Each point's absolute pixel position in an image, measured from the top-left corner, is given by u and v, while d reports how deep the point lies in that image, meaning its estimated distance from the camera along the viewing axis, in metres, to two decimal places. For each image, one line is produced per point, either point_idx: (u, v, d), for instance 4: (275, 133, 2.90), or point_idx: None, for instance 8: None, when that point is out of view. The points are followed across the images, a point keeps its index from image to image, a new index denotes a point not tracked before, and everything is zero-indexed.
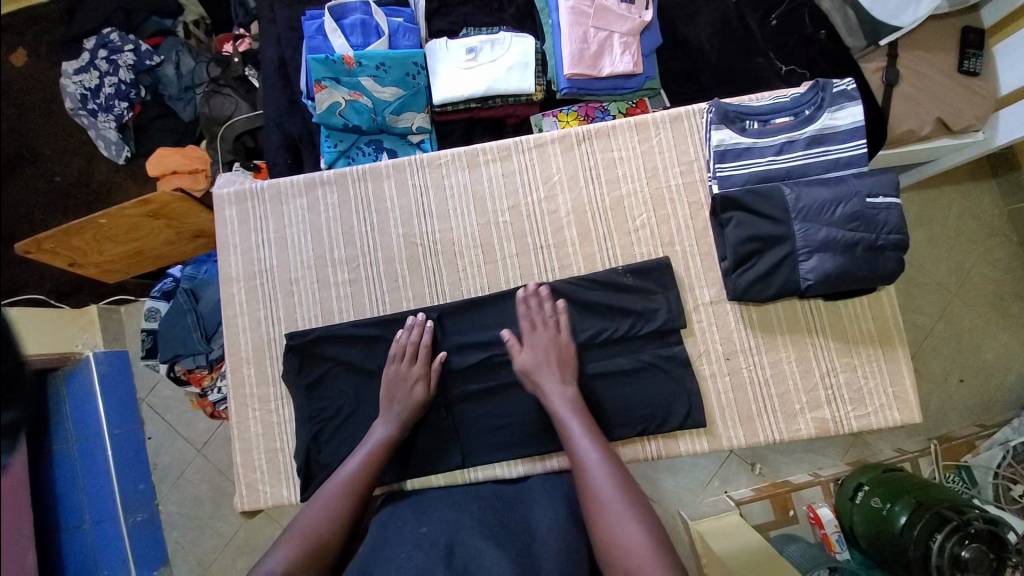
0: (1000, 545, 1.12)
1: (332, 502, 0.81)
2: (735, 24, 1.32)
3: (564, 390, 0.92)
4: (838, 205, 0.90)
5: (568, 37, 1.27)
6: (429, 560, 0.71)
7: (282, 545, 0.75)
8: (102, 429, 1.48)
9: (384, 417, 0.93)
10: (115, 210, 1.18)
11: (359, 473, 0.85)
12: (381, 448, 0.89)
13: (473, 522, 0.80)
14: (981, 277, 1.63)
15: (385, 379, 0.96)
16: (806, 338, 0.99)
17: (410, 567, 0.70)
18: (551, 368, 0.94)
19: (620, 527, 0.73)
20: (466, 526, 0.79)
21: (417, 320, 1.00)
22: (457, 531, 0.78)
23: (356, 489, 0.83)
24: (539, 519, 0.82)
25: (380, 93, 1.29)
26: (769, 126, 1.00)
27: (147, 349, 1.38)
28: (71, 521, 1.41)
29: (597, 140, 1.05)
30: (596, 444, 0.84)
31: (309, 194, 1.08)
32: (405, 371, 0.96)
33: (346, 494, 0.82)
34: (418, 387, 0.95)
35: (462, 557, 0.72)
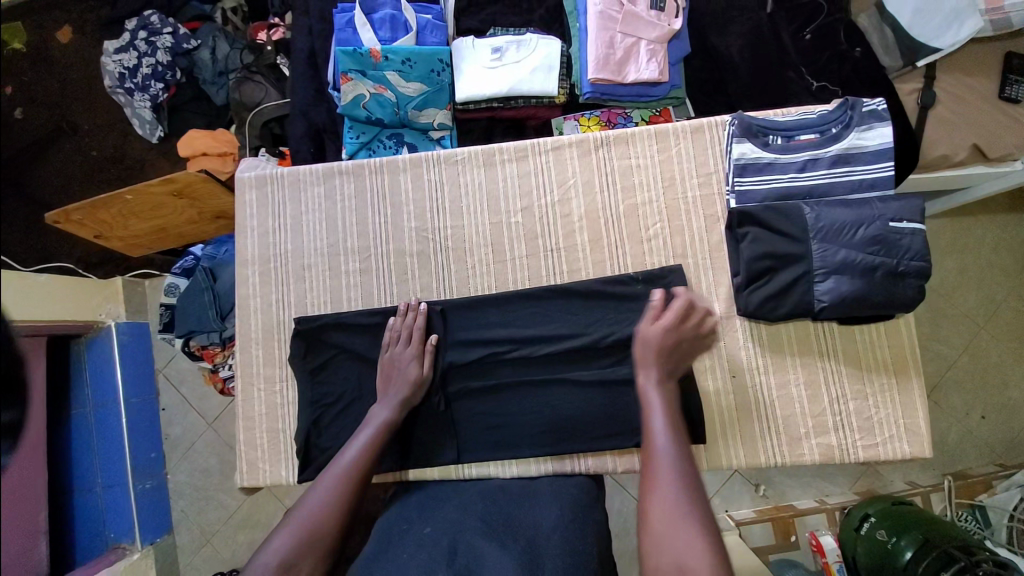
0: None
1: (331, 489, 0.79)
2: (767, 37, 1.30)
3: (662, 379, 0.81)
4: (859, 227, 0.88)
5: (594, 42, 1.26)
6: (432, 560, 0.71)
7: (281, 535, 0.74)
8: (117, 397, 1.52)
9: (382, 405, 0.93)
10: (142, 188, 1.22)
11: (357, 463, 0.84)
12: (379, 433, 0.89)
13: (477, 522, 0.80)
14: (1011, 311, 1.56)
15: (382, 362, 0.98)
16: (816, 361, 0.96)
17: (412, 567, 0.71)
18: (656, 357, 0.82)
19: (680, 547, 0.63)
20: (471, 526, 0.79)
21: (411, 305, 1.02)
22: (462, 533, 0.78)
23: (350, 479, 0.82)
24: (544, 519, 0.82)
25: (404, 88, 1.30)
26: (793, 142, 0.97)
27: (164, 323, 1.42)
28: (84, 484, 1.48)
29: (615, 145, 1.04)
30: (676, 456, 0.71)
31: (327, 183, 1.10)
32: (402, 352, 0.98)
33: (341, 484, 0.81)
34: (412, 369, 0.96)
35: (464, 557, 0.72)
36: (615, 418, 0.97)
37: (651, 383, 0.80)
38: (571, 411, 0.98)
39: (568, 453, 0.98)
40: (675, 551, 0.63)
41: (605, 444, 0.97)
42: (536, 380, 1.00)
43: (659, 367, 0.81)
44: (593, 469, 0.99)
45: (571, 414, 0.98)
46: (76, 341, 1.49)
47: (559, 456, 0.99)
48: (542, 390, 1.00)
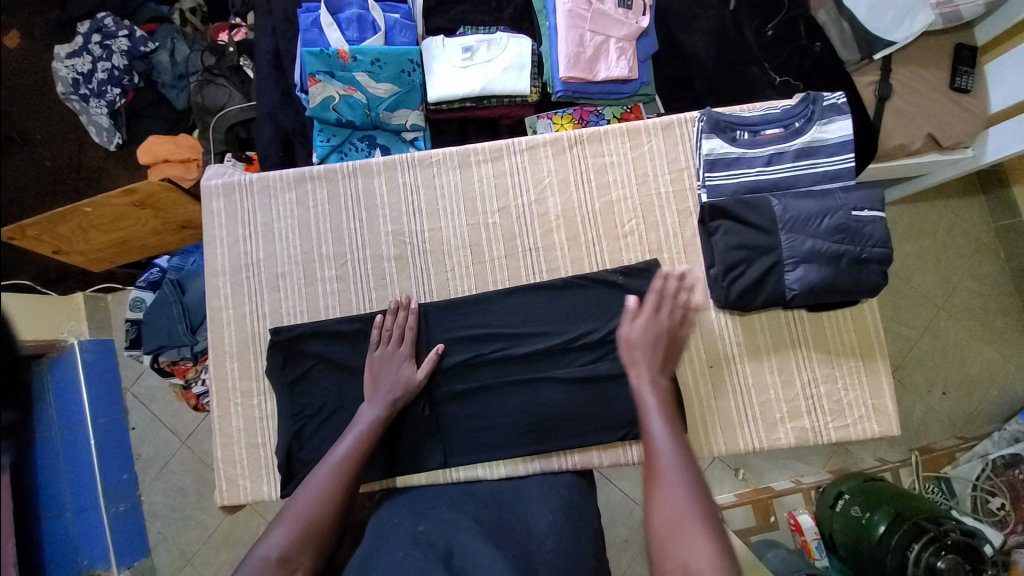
0: (976, 556, 1.14)
1: (323, 485, 0.79)
2: (731, 33, 1.33)
3: (657, 380, 0.80)
4: (824, 217, 0.91)
5: (564, 40, 1.26)
6: (427, 560, 0.70)
7: (278, 530, 0.73)
8: (84, 418, 1.46)
9: (369, 402, 0.92)
10: (100, 200, 1.17)
11: (349, 460, 0.83)
12: (369, 430, 0.88)
13: (471, 523, 0.79)
14: (966, 290, 1.65)
15: (370, 362, 0.97)
16: (789, 348, 0.99)
17: (408, 566, 0.69)
18: (650, 355, 0.82)
19: (687, 553, 0.60)
20: (463, 526, 0.79)
21: (401, 302, 1.01)
22: (455, 534, 0.77)
23: (343, 474, 0.81)
24: (538, 520, 0.82)
25: (375, 89, 1.28)
26: (759, 137, 1.00)
27: (131, 339, 1.36)
28: (53, 508, 1.40)
29: (589, 144, 1.05)
30: (678, 451, 0.70)
31: (298, 188, 1.08)
32: (393, 351, 0.97)
33: (334, 482, 0.80)
34: (405, 371, 0.96)
35: (460, 558, 0.71)
36: (599, 414, 0.98)
37: (644, 384, 0.79)
38: (554, 409, 0.99)
39: (553, 450, 0.99)
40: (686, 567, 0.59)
41: (589, 439, 0.98)
42: (520, 380, 1.00)
43: (655, 370, 0.81)
44: (579, 465, 1.00)
45: (555, 412, 0.99)
46: (37, 362, 1.42)
47: (545, 454, 0.99)
48: (525, 389, 1.00)
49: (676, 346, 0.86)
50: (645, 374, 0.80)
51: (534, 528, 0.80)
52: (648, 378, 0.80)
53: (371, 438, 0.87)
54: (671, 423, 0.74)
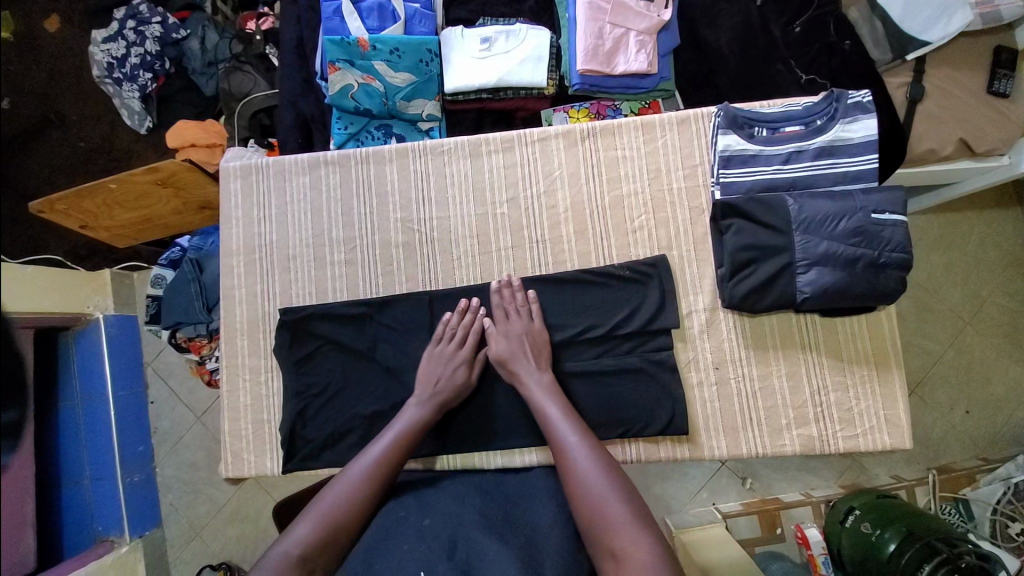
0: None
1: (354, 485, 0.81)
2: (757, 29, 1.30)
3: (542, 378, 0.92)
4: (841, 219, 0.88)
5: (582, 33, 1.25)
6: (431, 554, 0.72)
7: (303, 525, 0.76)
8: (107, 391, 1.51)
9: (419, 396, 0.94)
10: (126, 176, 1.21)
11: (388, 458, 0.86)
12: (410, 431, 0.89)
13: (474, 515, 0.81)
14: (997, 305, 1.58)
15: (427, 360, 0.97)
16: (799, 353, 0.96)
17: (413, 560, 0.72)
18: (528, 358, 0.94)
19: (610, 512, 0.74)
20: (468, 519, 0.80)
21: (467, 306, 1.01)
22: (460, 526, 0.78)
23: (377, 475, 0.83)
24: (540, 516, 0.82)
25: (393, 78, 1.30)
26: (777, 134, 0.96)
27: (151, 315, 1.41)
28: (72, 476, 1.48)
29: (602, 137, 1.04)
30: (575, 430, 0.84)
31: (312, 172, 1.10)
32: (450, 354, 0.97)
33: (364, 482, 0.82)
34: (459, 375, 0.96)
35: (464, 551, 0.73)
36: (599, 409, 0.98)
37: (536, 384, 0.91)
38: None
39: (552, 443, 0.99)
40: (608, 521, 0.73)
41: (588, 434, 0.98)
42: None
43: (538, 369, 0.93)
44: None
45: None
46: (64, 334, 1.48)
47: (542, 447, 0.99)
48: None
49: (540, 341, 0.96)
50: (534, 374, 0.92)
51: (534, 524, 0.81)
52: (539, 382, 0.92)
53: (414, 439, 0.90)
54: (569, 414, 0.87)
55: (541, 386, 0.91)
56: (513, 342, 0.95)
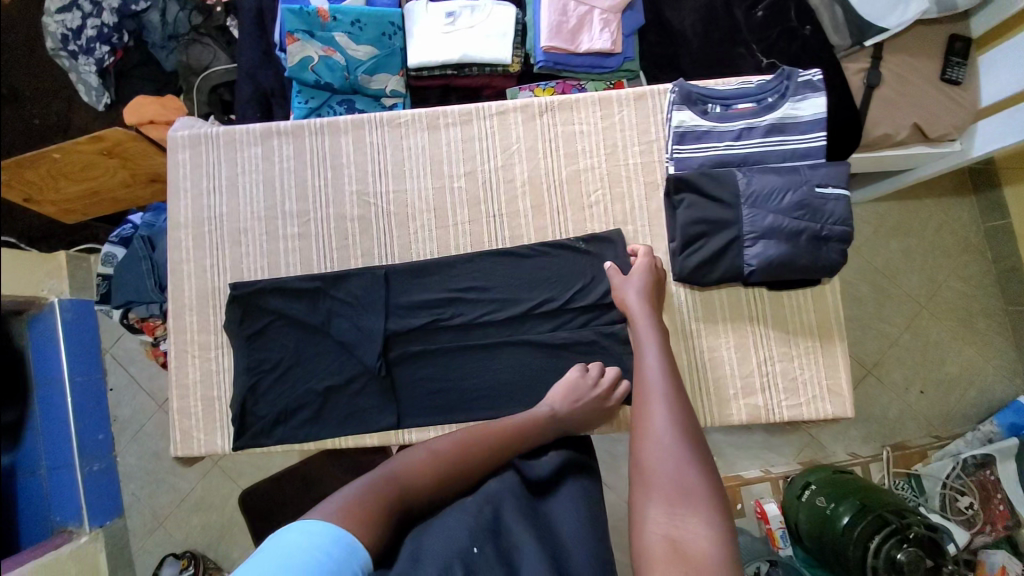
0: (939, 552, 1.15)
1: (472, 443, 0.77)
2: (720, 12, 1.31)
3: (654, 321, 0.88)
4: (787, 193, 0.90)
5: (546, 10, 1.24)
6: (477, 526, 0.65)
7: (416, 454, 0.74)
8: (64, 377, 1.48)
9: (557, 405, 0.87)
10: (68, 146, 1.17)
11: (502, 431, 0.80)
12: (541, 424, 0.84)
13: (514, 490, 0.74)
14: (950, 290, 1.64)
15: (574, 377, 0.92)
16: (747, 326, 0.98)
17: (462, 533, 0.64)
18: (643, 290, 0.92)
19: (679, 479, 0.66)
20: (508, 495, 0.73)
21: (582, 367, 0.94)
22: (501, 500, 0.72)
23: (496, 448, 0.78)
24: (560, 512, 0.75)
25: (354, 51, 1.27)
26: (730, 111, 0.98)
27: (101, 294, 1.35)
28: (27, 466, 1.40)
29: (560, 111, 1.03)
30: (668, 380, 0.78)
31: (265, 143, 1.07)
32: (592, 383, 0.92)
33: (485, 449, 0.78)
34: (594, 409, 0.90)
35: (506, 537, 0.66)
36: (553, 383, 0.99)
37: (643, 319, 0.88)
38: (510, 376, 1.00)
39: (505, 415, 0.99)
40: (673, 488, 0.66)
41: None
42: (478, 346, 1.01)
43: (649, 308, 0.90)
44: None
45: (510, 379, 1.00)
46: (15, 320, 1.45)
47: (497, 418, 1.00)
48: (485, 356, 1.01)
49: (661, 284, 0.95)
50: (643, 313, 0.89)
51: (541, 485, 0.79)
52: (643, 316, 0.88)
53: (539, 435, 0.83)
54: (666, 358, 0.82)
55: (647, 320, 0.88)
56: (637, 295, 0.92)
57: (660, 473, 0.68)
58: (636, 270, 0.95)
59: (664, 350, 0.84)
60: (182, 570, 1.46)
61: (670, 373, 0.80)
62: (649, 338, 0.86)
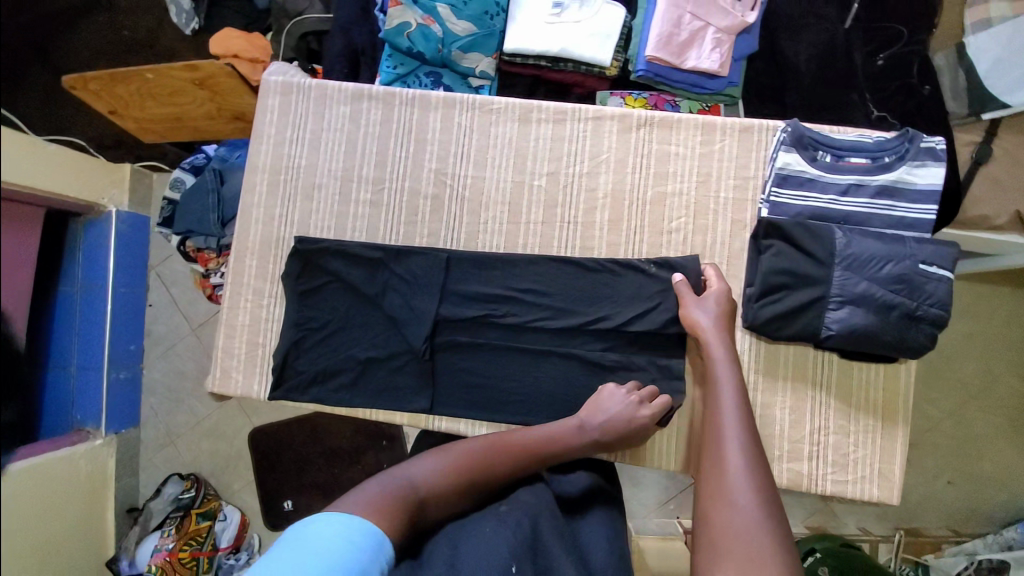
0: None
1: (494, 446, 0.79)
2: (838, 53, 1.24)
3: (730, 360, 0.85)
4: (887, 263, 0.85)
5: (660, 18, 1.19)
6: (515, 541, 0.67)
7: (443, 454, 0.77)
8: (106, 286, 1.51)
9: (585, 417, 0.87)
10: (163, 69, 1.16)
11: (536, 446, 0.83)
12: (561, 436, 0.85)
13: (551, 510, 0.76)
14: (1007, 387, 1.54)
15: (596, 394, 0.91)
16: (808, 390, 0.94)
17: (500, 545, 0.65)
18: (719, 321, 0.89)
19: (751, 539, 0.63)
20: (547, 513, 0.74)
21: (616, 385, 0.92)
22: (539, 516, 0.73)
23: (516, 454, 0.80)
24: (594, 545, 0.76)
25: (453, 26, 1.25)
26: (841, 163, 0.92)
27: (164, 218, 1.38)
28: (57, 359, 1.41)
29: (658, 128, 0.98)
30: (742, 431, 0.76)
31: (354, 104, 1.06)
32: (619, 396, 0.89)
33: (506, 454, 0.80)
34: (625, 421, 0.88)
35: (544, 560, 0.68)
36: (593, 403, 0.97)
37: (721, 358, 0.85)
38: (552, 386, 0.98)
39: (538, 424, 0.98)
40: (743, 548, 0.62)
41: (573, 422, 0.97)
42: (525, 350, 0.99)
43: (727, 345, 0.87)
44: None
45: (551, 389, 0.98)
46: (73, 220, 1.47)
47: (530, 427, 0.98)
48: (530, 360, 0.99)
49: (730, 309, 0.91)
50: (721, 349, 0.86)
51: (569, 507, 0.82)
52: (721, 354, 0.85)
53: (565, 446, 0.85)
54: (742, 406, 0.79)
55: (726, 360, 0.85)
56: (712, 322, 0.88)
57: (731, 531, 0.65)
58: (710, 293, 0.91)
59: (741, 392, 0.81)
60: (183, 491, 1.57)
61: (746, 424, 0.77)
62: (726, 380, 0.83)
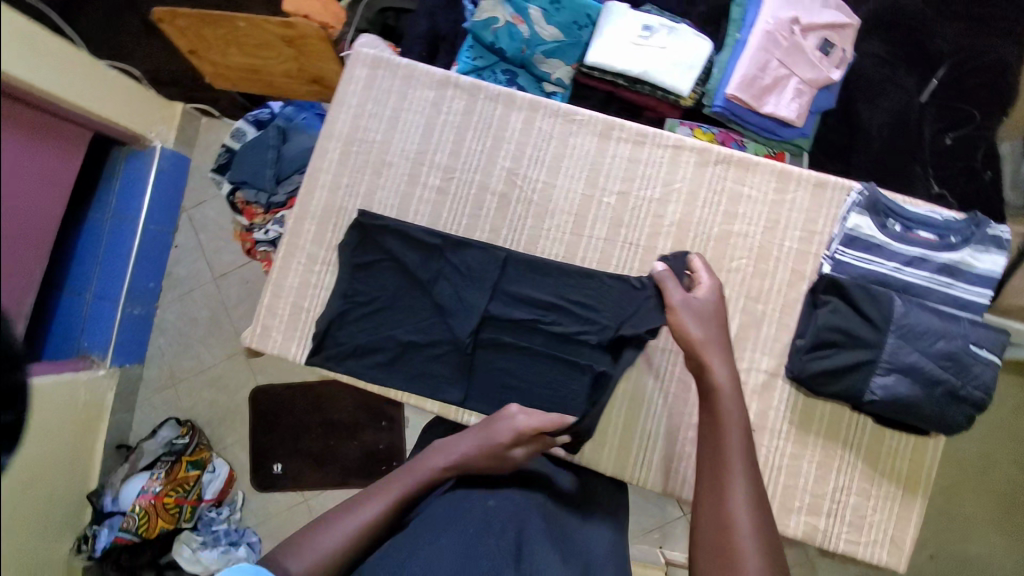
0: None
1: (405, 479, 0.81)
2: (909, 125, 1.26)
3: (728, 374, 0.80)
4: (939, 339, 0.86)
5: (747, 59, 1.20)
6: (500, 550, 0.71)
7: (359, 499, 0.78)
8: (138, 219, 1.51)
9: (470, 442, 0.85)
10: (258, 20, 1.17)
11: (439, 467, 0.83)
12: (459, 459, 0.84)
13: (538, 515, 0.81)
14: None
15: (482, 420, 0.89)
16: (837, 448, 0.95)
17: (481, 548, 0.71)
18: (709, 329, 0.85)
19: None
20: (533, 517, 0.80)
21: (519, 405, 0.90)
22: (524, 519, 0.79)
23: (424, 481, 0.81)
24: (595, 546, 0.83)
25: (542, 30, 1.28)
26: (909, 234, 0.94)
27: (219, 165, 1.39)
28: (76, 286, 1.44)
29: (736, 167, 0.99)
30: (746, 464, 0.72)
31: (439, 91, 1.07)
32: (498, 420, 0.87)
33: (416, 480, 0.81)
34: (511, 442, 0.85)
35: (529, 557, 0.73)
36: None
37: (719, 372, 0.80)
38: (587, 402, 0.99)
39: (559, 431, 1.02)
40: None
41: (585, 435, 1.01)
42: (566, 362, 0.99)
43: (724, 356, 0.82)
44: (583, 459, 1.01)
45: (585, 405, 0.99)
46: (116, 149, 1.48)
47: None
48: (569, 372, 1.00)
49: (718, 312, 0.87)
50: (718, 362, 0.81)
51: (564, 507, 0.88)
52: (715, 368, 0.81)
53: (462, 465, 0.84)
54: (745, 433, 0.75)
55: (727, 377, 0.80)
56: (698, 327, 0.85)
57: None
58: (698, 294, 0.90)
59: (744, 417, 0.76)
60: (178, 436, 1.55)
61: (749, 453, 0.73)
62: (733, 404, 0.77)
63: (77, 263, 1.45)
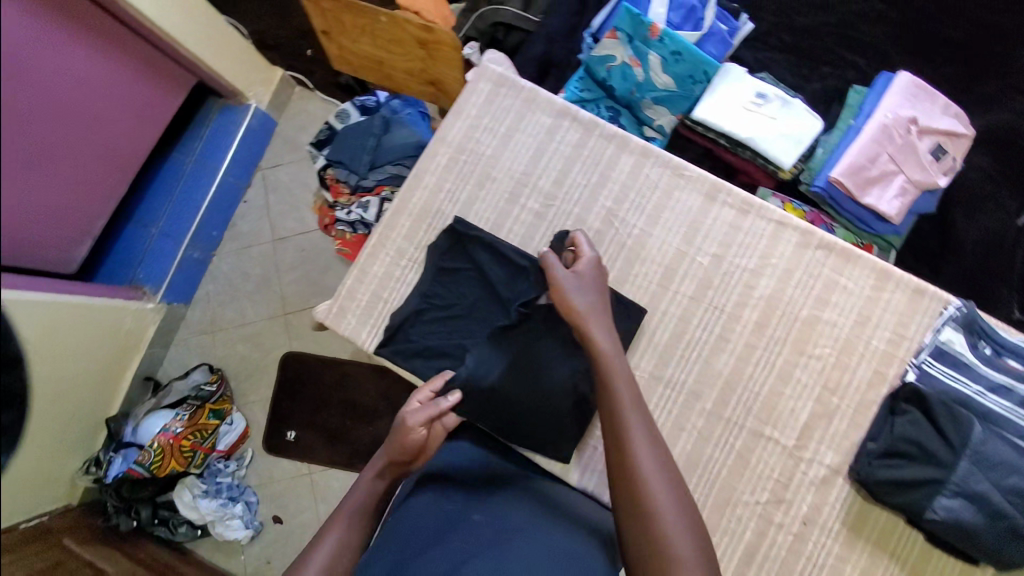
0: None
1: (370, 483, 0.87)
2: (1006, 246, 1.25)
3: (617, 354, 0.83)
4: (1018, 475, 0.84)
5: (858, 147, 1.20)
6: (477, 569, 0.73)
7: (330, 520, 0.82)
8: (217, 168, 1.56)
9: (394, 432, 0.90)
10: (400, 18, 1.22)
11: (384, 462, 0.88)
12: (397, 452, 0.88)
13: (530, 537, 0.80)
14: None
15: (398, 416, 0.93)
16: (886, 559, 0.93)
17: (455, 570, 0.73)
18: (598, 315, 0.86)
19: (676, 550, 0.69)
20: (522, 539, 0.79)
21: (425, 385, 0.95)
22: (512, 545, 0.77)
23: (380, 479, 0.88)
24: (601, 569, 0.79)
25: (656, 76, 1.28)
26: (998, 360, 0.93)
27: (319, 140, 1.43)
28: (144, 218, 1.51)
29: (837, 256, 0.99)
30: (648, 441, 0.76)
31: (556, 120, 1.10)
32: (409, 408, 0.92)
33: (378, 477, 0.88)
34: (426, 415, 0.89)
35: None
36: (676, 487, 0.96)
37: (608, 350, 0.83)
38: None
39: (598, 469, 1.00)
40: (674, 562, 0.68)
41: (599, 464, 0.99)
42: None
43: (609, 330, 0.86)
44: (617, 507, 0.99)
45: None
46: (212, 101, 1.55)
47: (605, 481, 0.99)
48: None
49: (601, 284, 0.92)
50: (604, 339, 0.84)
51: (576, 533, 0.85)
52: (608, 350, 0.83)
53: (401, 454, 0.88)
54: (641, 410, 0.79)
55: (615, 355, 0.83)
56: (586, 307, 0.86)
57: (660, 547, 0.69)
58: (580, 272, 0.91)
59: (635, 392, 0.80)
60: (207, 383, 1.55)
61: (649, 429, 0.78)
62: (628, 390, 0.80)
63: (150, 199, 1.51)
